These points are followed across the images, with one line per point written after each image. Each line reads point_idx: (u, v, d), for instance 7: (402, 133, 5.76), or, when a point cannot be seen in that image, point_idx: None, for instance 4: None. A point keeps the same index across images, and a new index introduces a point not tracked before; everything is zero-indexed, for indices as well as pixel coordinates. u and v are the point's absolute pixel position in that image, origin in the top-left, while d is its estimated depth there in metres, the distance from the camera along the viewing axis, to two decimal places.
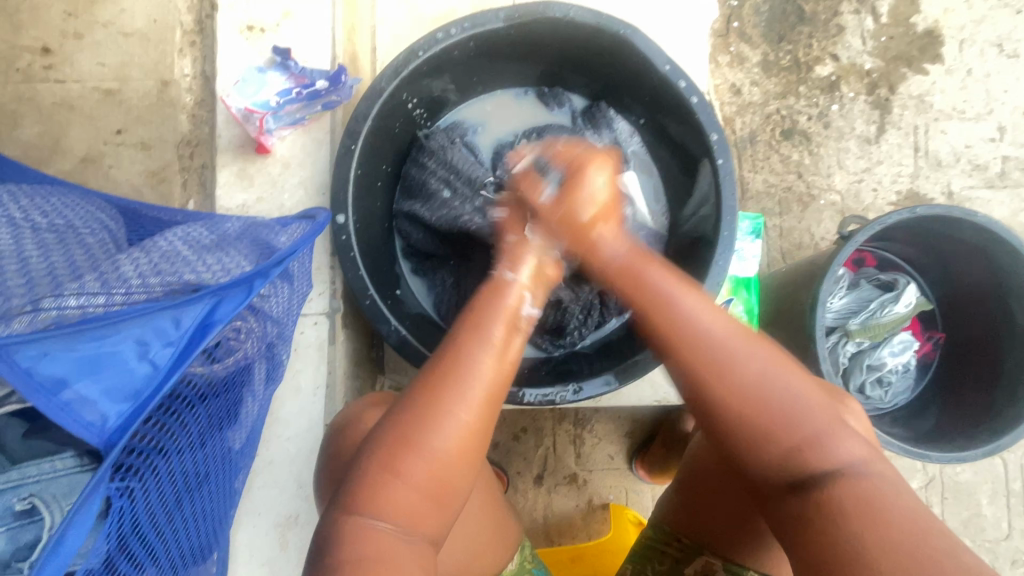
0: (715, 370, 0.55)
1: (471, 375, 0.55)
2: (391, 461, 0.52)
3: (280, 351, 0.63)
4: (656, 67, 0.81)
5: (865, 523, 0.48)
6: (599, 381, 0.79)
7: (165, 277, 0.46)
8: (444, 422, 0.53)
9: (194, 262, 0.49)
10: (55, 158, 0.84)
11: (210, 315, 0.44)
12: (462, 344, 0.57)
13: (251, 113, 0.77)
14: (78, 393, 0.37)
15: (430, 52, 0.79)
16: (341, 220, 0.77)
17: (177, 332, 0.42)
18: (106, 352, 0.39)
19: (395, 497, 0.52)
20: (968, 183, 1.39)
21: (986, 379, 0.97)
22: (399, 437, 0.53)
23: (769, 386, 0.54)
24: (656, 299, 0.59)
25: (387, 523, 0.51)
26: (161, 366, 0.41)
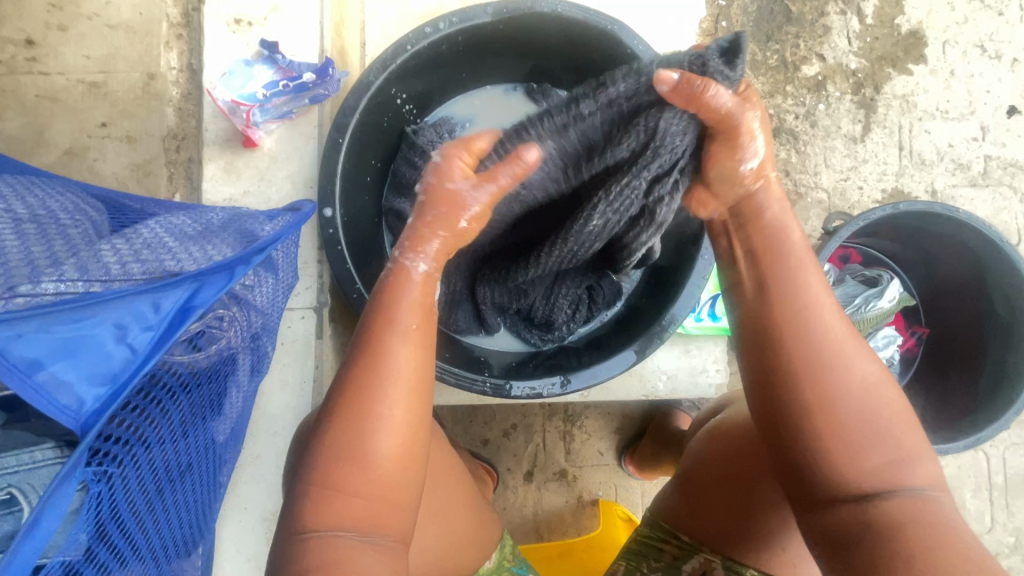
0: (814, 346, 0.52)
1: (396, 369, 0.51)
2: (334, 469, 0.50)
3: (265, 343, 0.62)
4: (643, 62, 0.82)
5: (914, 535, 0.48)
6: (585, 373, 0.80)
7: (146, 264, 0.46)
8: (376, 425, 0.51)
9: (176, 250, 0.49)
10: (39, 151, 0.83)
11: (191, 299, 0.44)
12: (376, 338, 0.52)
13: (239, 105, 0.77)
14: (54, 375, 0.37)
15: (419, 46, 0.79)
16: (328, 213, 0.77)
17: (156, 317, 0.42)
18: (83, 334, 0.38)
19: (347, 507, 0.51)
20: (952, 182, 1.42)
21: (967, 372, 0.99)
22: (338, 445, 0.51)
23: (866, 397, 0.51)
24: (774, 276, 0.55)
25: (345, 532, 0.51)
26: (140, 349, 0.41)
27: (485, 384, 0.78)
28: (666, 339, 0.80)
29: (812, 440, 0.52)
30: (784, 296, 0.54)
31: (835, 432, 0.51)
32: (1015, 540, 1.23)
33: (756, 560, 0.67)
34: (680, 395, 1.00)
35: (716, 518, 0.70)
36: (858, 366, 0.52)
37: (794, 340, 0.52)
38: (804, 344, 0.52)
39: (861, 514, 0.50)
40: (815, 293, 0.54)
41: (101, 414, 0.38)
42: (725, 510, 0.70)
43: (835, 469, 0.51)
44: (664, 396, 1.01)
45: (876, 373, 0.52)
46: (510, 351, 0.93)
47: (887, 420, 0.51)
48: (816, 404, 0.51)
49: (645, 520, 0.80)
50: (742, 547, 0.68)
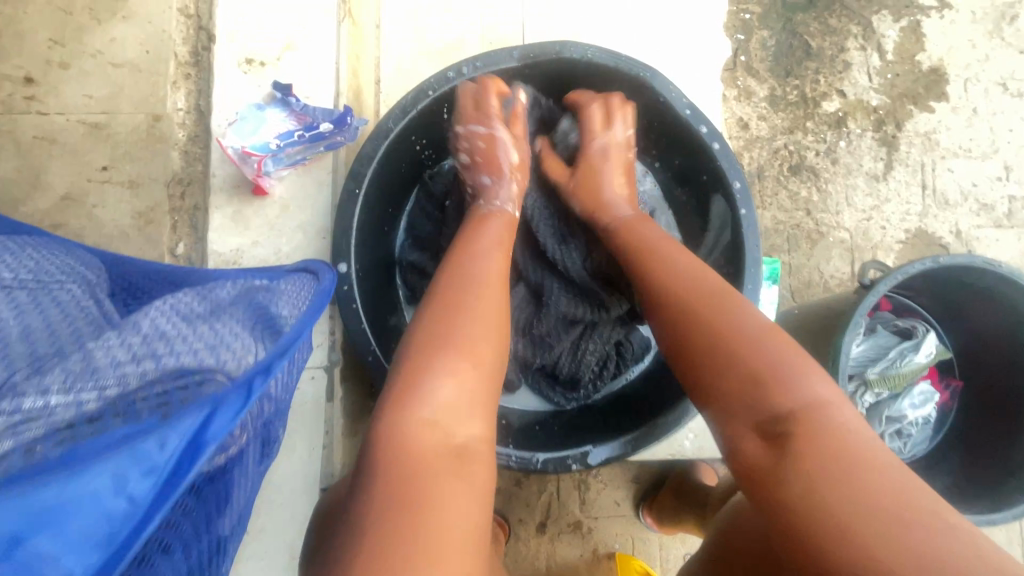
0: (682, 268, 0.65)
1: (469, 292, 0.63)
2: (417, 378, 0.56)
3: (276, 426, 0.56)
4: (676, 111, 0.78)
5: (818, 448, 0.47)
6: (616, 443, 0.72)
7: (149, 371, 0.41)
8: (467, 307, 0.61)
9: (181, 346, 0.44)
10: (35, 195, 0.78)
11: (202, 431, 0.35)
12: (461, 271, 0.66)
13: (249, 155, 0.72)
14: (37, 550, 0.30)
15: (440, 91, 0.75)
16: (343, 269, 0.72)
17: (163, 456, 0.34)
18: (73, 494, 0.31)
19: (436, 379, 0.56)
20: (976, 222, 1.38)
21: (1009, 433, 0.94)
22: (431, 324, 0.60)
23: (715, 294, 0.61)
24: (640, 233, 0.72)
25: (427, 410, 0.54)
26: (141, 502, 0.33)
27: (509, 456, 0.71)
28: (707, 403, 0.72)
29: (700, 353, 0.57)
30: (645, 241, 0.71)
31: (710, 342, 0.57)
32: None
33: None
34: None
35: None
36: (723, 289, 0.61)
37: (654, 262, 0.68)
38: (660, 267, 0.66)
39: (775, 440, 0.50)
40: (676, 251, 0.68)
41: None
42: None
43: (725, 379, 0.55)
44: None
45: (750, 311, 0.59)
46: (530, 409, 0.87)
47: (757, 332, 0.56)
48: (693, 309, 0.60)
49: None
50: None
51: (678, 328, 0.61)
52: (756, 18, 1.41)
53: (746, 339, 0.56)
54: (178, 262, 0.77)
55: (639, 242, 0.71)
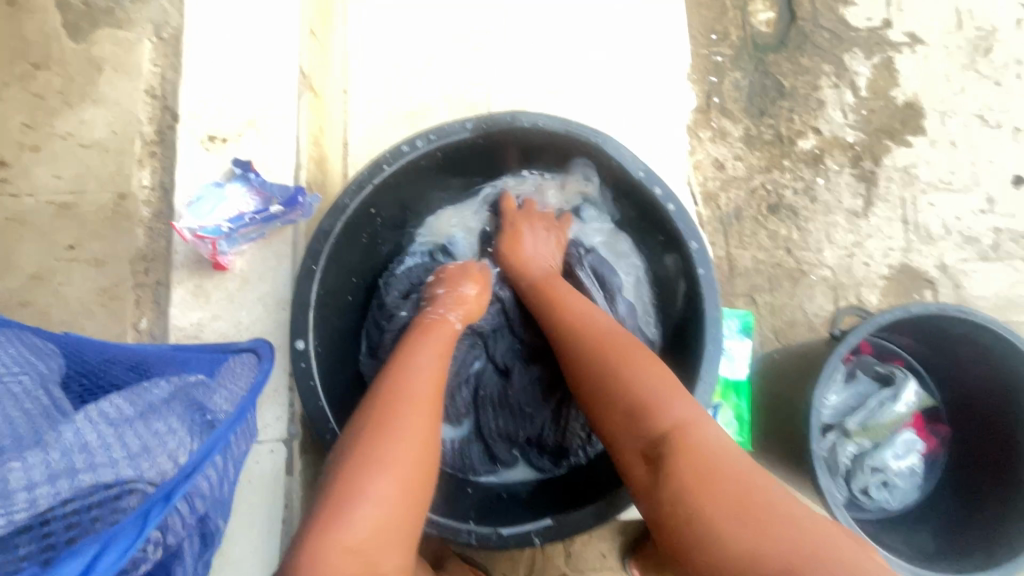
0: (604, 343, 0.70)
1: (399, 399, 0.63)
2: (356, 477, 0.57)
3: (216, 521, 0.55)
4: (630, 173, 0.78)
5: (717, 493, 0.55)
6: (585, 511, 0.70)
7: (67, 485, 0.40)
8: (406, 413, 0.62)
9: (103, 457, 0.43)
10: (3, 276, 0.80)
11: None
12: (401, 365, 0.67)
13: (201, 237, 0.73)
14: None
15: (395, 164, 0.77)
16: (300, 346, 0.73)
17: None
18: None
19: (370, 480, 0.57)
20: (962, 256, 1.36)
21: (999, 485, 0.90)
22: (371, 422, 0.62)
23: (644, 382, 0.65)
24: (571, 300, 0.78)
25: (355, 514, 0.56)
26: None
27: (469, 533, 0.69)
28: None
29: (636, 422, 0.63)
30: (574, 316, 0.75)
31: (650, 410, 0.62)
32: None
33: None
34: None
35: None
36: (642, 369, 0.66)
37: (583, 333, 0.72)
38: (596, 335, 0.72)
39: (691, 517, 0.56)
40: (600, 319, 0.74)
41: None
42: None
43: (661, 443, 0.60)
44: None
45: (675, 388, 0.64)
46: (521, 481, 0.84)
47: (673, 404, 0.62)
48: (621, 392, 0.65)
49: None
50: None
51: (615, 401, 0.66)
52: (728, 61, 1.43)
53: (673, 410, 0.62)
54: (141, 337, 0.78)
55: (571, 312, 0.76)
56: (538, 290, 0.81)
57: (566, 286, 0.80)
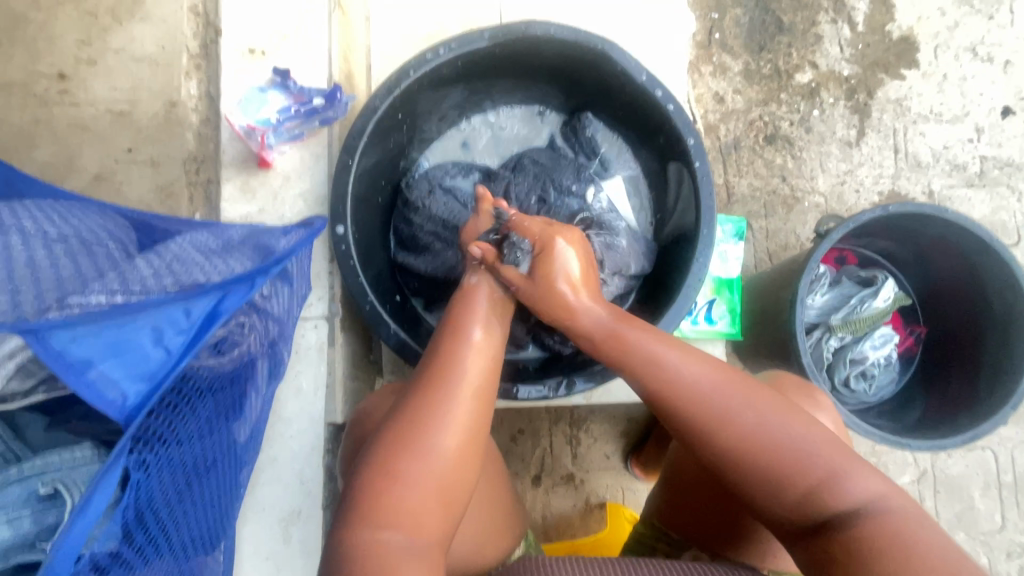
0: (698, 393, 0.61)
1: (441, 417, 0.60)
2: (393, 486, 0.57)
3: (282, 350, 0.66)
4: (634, 77, 0.86)
5: (912, 544, 0.53)
6: (589, 376, 0.84)
7: (177, 278, 0.51)
8: (440, 420, 0.60)
9: (200, 265, 0.54)
10: (70, 176, 0.89)
11: (217, 306, 0.46)
12: (448, 349, 0.66)
13: (253, 130, 0.83)
14: (102, 373, 0.40)
15: (421, 71, 0.85)
16: (341, 231, 0.82)
17: (188, 321, 0.44)
18: (127, 337, 0.41)
19: (402, 499, 0.57)
20: (948, 183, 1.43)
21: (967, 369, 1.01)
22: (405, 432, 0.59)
23: (765, 426, 0.59)
24: (638, 345, 0.65)
25: (394, 534, 0.55)
26: (174, 351, 0.43)
27: None
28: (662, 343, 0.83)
29: (746, 467, 0.59)
30: (656, 372, 0.63)
31: (767, 456, 0.59)
32: None
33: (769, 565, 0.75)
34: None
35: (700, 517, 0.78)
36: (761, 405, 0.60)
37: (671, 395, 0.62)
38: (683, 390, 0.62)
39: (843, 547, 0.55)
40: (676, 362, 0.63)
41: (142, 407, 0.41)
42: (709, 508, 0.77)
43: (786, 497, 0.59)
44: None
45: (785, 429, 0.60)
46: (532, 358, 0.97)
47: (799, 436, 0.59)
48: (735, 437, 0.59)
49: (642, 518, 0.88)
50: (736, 544, 0.75)
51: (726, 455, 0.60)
52: None
53: (792, 448, 0.59)
54: None
55: (630, 361, 0.65)
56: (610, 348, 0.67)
57: (643, 332, 0.66)
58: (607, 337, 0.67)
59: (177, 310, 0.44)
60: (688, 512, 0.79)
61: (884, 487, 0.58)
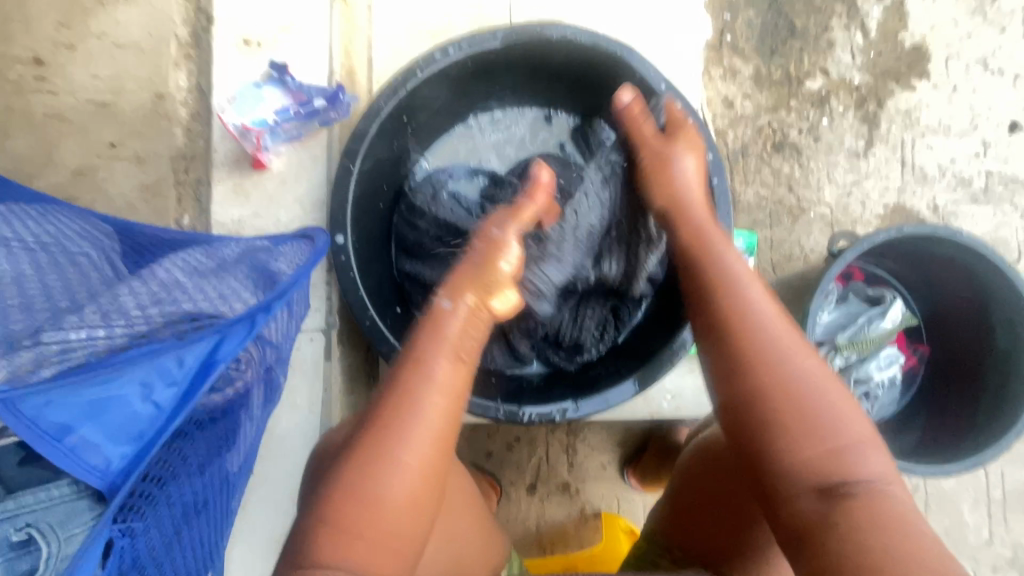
0: (755, 323, 0.62)
1: (398, 457, 0.54)
2: (344, 521, 0.52)
3: (279, 373, 0.62)
4: (652, 86, 0.82)
5: (902, 537, 0.50)
6: (597, 399, 0.81)
7: (166, 309, 0.47)
8: (393, 464, 0.54)
9: (193, 292, 0.50)
10: (47, 171, 0.83)
11: (212, 355, 0.43)
12: (407, 383, 0.57)
13: (248, 130, 0.77)
14: (84, 437, 0.38)
15: (428, 71, 0.80)
16: (340, 240, 0.77)
17: (179, 372, 0.42)
18: (111, 396, 0.39)
19: (355, 541, 0.52)
20: (953, 197, 1.42)
21: (969, 393, 1.00)
22: (359, 476, 0.53)
23: (793, 380, 0.58)
24: (719, 268, 0.68)
25: (343, 570, 0.51)
26: (164, 407, 0.42)
27: (499, 410, 0.79)
28: (676, 363, 0.81)
29: (768, 428, 0.58)
30: (728, 291, 0.65)
31: (793, 408, 0.57)
32: (1012, 554, 1.32)
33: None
34: (684, 413, 1.02)
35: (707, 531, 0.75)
36: (806, 363, 0.60)
37: (734, 321, 0.63)
38: (744, 324, 0.63)
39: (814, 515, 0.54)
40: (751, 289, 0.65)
41: (129, 472, 0.40)
42: (714, 521, 0.74)
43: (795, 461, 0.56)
44: (668, 414, 1.02)
45: (823, 379, 0.59)
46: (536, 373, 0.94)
47: (828, 403, 0.57)
48: (770, 390, 0.58)
49: (642, 533, 0.85)
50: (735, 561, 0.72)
51: (751, 397, 0.59)
52: None
53: (816, 412, 0.57)
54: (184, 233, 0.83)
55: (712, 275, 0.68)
56: (694, 263, 0.70)
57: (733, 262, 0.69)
58: (688, 234, 0.73)
59: (169, 361, 0.42)
60: (692, 523, 0.77)
61: (890, 471, 0.55)
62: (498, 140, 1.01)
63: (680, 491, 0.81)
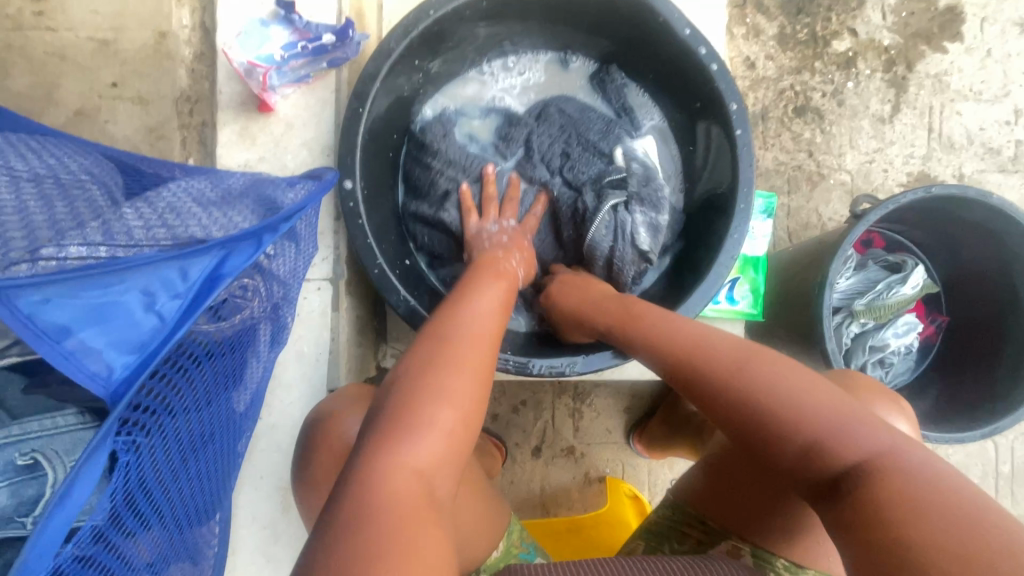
0: (702, 353, 0.63)
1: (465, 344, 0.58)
2: (413, 418, 0.51)
3: (285, 314, 0.62)
4: (676, 30, 0.78)
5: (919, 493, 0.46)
6: (607, 353, 0.79)
7: (172, 231, 0.46)
8: (458, 356, 0.56)
9: (199, 215, 0.49)
10: (49, 110, 0.81)
11: (218, 268, 0.42)
12: (456, 305, 0.63)
13: (255, 67, 0.74)
14: (82, 342, 0.36)
15: (441, 11, 0.76)
16: (349, 185, 0.75)
17: (184, 284, 0.41)
18: (112, 302, 0.37)
19: (423, 440, 0.50)
20: (980, 166, 1.38)
21: (988, 361, 0.98)
22: (426, 371, 0.54)
23: (768, 388, 0.57)
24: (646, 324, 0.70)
25: (410, 465, 0.49)
26: (168, 318, 0.40)
27: (508, 361, 0.79)
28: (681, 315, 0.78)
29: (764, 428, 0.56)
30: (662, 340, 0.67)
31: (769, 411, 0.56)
32: None
33: (787, 549, 0.70)
34: None
35: (742, 509, 0.73)
36: (774, 368, 0.58)
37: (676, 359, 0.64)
38: (685, 357, 0.64)
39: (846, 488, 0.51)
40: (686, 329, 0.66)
41: (130, 383, 0.38)
42: (750, 496, 0.73)
43: (794, 449, 0.55)
44: None
45: (794, 367, 0.58)
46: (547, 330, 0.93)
47: (813, 403, 0.55)
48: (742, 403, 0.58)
49: (669, 502, 0.85)
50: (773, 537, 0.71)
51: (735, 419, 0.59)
52: None
53: (792, 405, 0.55)
54: None
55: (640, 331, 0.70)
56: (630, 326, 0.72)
57: (651, 310, 0.73)
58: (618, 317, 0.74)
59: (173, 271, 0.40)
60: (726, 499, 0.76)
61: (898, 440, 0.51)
62: (507, 85, 0.97)
63: (714, 465, 0.79)
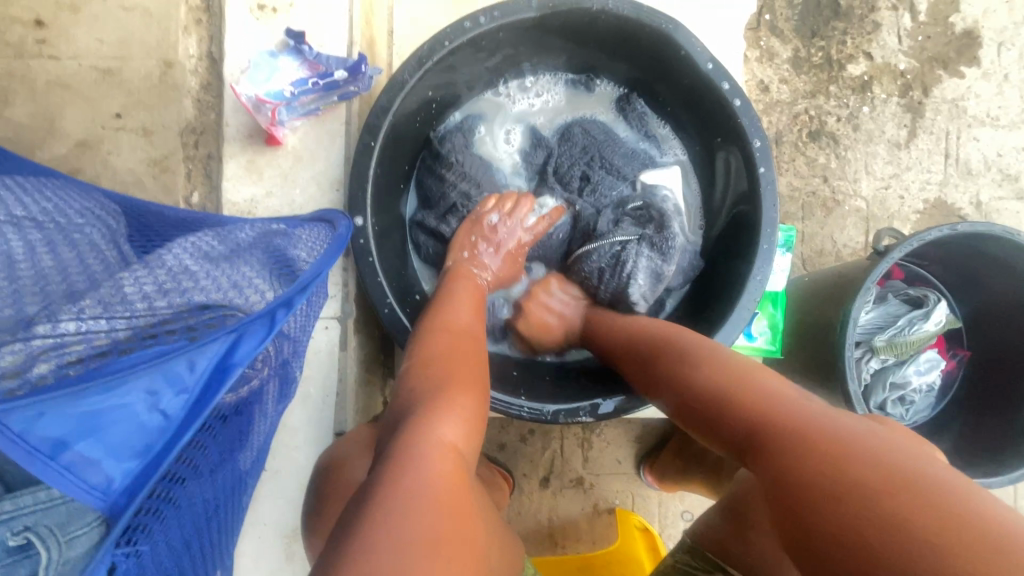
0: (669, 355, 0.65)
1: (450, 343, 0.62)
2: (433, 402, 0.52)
3: (293, 366, 0.59)
4: (698, 64, 0.76)
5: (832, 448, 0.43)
6: (623, 398, 0.76)
7: (174, 301, 0.44)
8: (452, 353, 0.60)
9: (203, 280, 0.47)
10: (50, 141, 0.78)
11: (227, 359, 0.40)
12: (442, 312, 0.68)
13: (263, 103, 0.71)
14: (81, 453, 0.35)
15: (457, 41, 0.74)
16: (358, 223, 0.73)
17: (191, 378, 0.39)
18: (111, 405, 0.36)
19: (449, 421, 0.51)
20: (997, 193, 1.35)
21: (1014, 400, 0.95)
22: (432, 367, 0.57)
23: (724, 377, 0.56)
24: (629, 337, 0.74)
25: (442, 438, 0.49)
26: (172, 416, 0.39)
27: (521, 408, 0.76)
28: None
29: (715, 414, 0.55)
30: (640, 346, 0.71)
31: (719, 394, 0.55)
32: None
33: None
34: None
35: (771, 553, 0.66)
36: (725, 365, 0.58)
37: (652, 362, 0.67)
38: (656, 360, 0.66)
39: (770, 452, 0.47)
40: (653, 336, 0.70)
41: (132, 492, 0.37)
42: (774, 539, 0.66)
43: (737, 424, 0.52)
44: None
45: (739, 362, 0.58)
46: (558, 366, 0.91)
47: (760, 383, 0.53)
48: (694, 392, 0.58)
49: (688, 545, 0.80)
50: None
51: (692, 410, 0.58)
52: None
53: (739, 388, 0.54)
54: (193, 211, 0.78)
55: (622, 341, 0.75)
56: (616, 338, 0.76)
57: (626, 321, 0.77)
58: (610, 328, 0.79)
59: (180, 364, 0.38)
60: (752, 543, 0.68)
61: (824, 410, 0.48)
62: (524, 106, 0.94)
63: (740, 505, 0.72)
